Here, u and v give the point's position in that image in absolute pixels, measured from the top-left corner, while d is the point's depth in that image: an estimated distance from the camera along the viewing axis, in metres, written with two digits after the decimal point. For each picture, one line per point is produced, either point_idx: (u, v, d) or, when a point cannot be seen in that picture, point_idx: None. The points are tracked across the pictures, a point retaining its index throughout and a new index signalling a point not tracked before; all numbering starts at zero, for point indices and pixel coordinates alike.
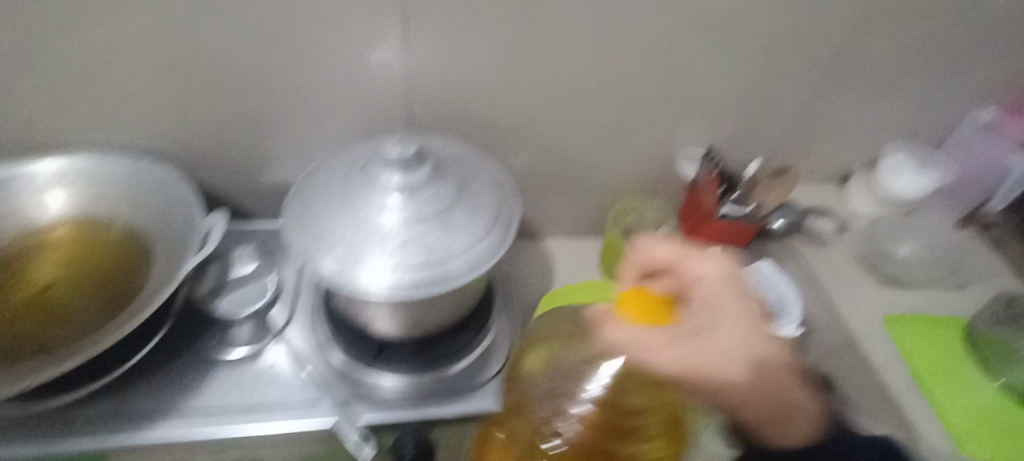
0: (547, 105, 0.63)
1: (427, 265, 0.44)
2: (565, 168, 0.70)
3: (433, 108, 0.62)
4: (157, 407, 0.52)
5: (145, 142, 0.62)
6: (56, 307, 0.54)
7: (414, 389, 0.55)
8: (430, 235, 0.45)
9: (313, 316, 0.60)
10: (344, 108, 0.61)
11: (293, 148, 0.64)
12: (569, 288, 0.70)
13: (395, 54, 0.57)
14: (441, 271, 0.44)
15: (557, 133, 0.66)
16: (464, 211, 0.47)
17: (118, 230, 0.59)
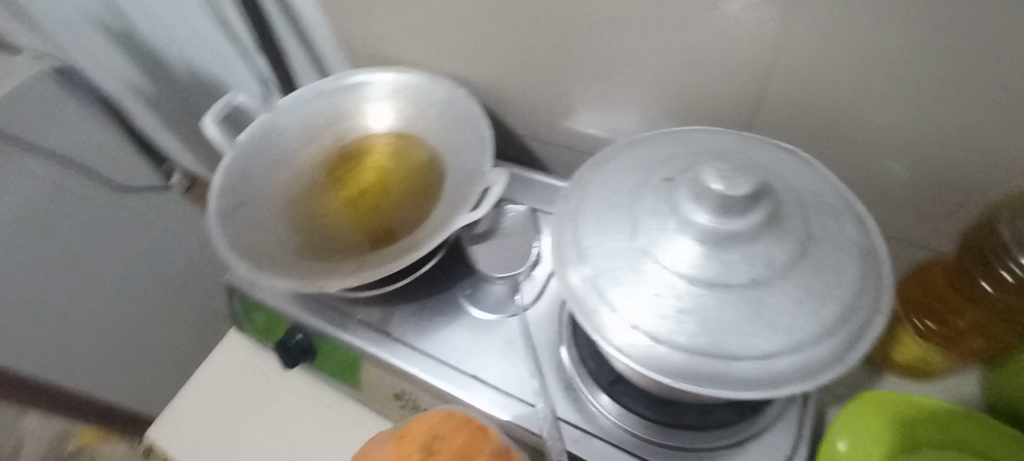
0: (977, 117, 0.41)
1: (708, 356, 0.31)
2: (942, 205, 0.47)
3: (772, 93, 0.47)
4: (406, 333, 0.53)
5: (461, 76, 0.63)
6: (369, 208, 0.60)
7: (629, 437, 0.45)
8: (728, 316, 0.31)
9: (559, 302, 0.53)
10: (655, 73, 0.51)
11: (588, 102, 0.58)
12: (907, 403, 0.47)
13: (738, 19, 0.43)
14: (722, 371, 0.31)
15: (952, 157, 0.44)
16: (790, 297, 0.31)
17: (426, 152, 0.62)
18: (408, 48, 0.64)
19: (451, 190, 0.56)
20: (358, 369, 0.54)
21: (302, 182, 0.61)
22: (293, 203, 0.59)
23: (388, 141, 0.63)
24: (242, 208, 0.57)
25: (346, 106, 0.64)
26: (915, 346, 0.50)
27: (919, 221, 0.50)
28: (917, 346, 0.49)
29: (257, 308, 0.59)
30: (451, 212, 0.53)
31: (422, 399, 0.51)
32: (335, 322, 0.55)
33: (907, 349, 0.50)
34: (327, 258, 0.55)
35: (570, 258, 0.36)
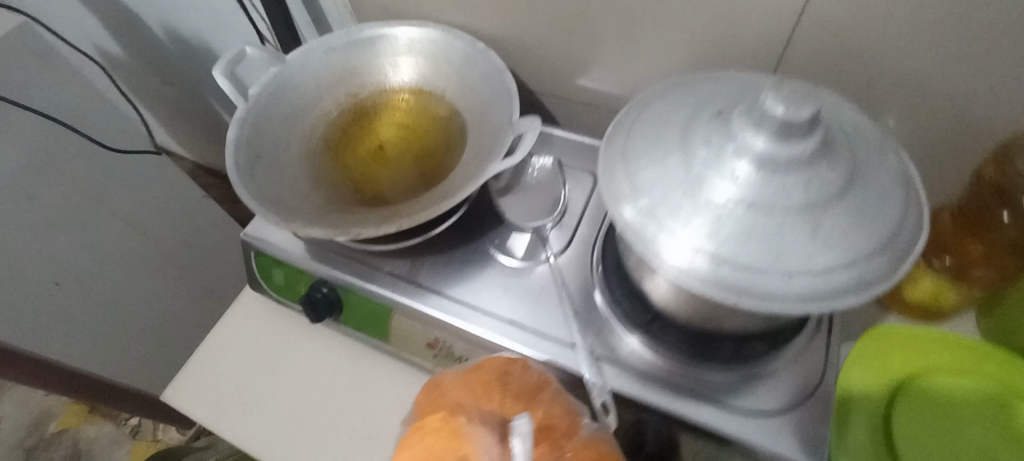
0: (989, 61, 0.43)
1: (769, 275, 0.33)
2: (953, 152, 0.50)
3: (801, 43, 0.48)
4: (435, 283, 0.53)
5: (479, 30, 0.62)
6: (391, 166, 0.59)
7: (664, 372, 0.47)
8: (787, 237, 0.33)
9: (588, 251, 0.54)
10: (683, 24, 0.51)
11: (610, 57, 0.58)
12: (912, 332, 0.51)
13: None
14: (783, 288, 0.33)
15: (968, 103, 0.46)
16: (843, 219, 0.33)
17: (445, 108, 0.61)
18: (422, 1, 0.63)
19: (478, 143, 0.56)
20: (388, 321, 0.55)
21: (320, 138, 0.60)
22: (312, 159, 0.59)
23: (402, 98, 0.62)
24: (262, 160, 0.55)
25: (356, 61, 0.62)
26: (930, 280, 0.52)
27: (931, 169, 0.52)
28: (933, 278, 0.52)
29: (276, 265, 0.58)
30: (482, 163, 0.52)
31: (455, 347, 0.52)
32: (364, 275, 0.55)
33: (922, 284, 0.53)
34: (352, 212, 0.54)
35: (623, 190, 0.37)
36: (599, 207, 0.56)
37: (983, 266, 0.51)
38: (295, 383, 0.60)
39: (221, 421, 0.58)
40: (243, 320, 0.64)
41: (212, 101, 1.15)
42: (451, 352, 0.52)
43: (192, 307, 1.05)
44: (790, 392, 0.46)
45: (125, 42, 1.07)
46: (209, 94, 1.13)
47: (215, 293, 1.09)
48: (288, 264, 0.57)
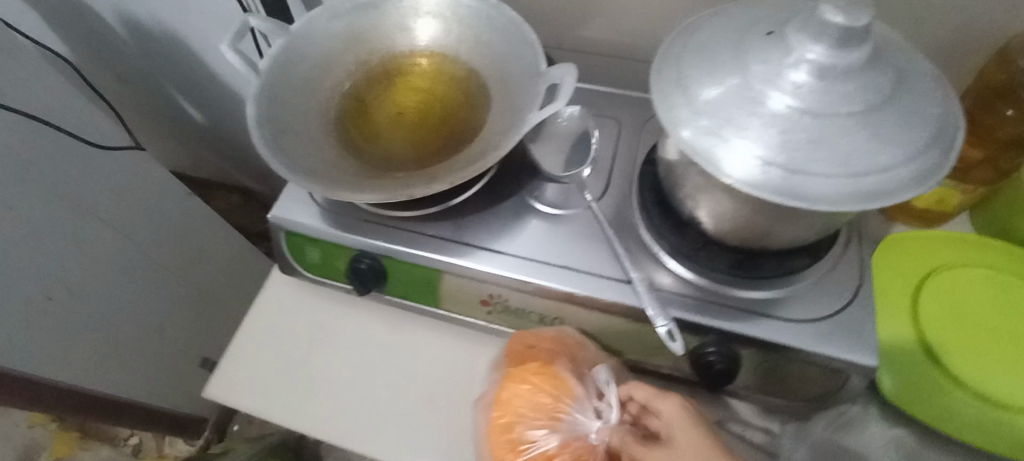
0: None
1: (841, 178, 0.35)
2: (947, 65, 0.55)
3: None
4: (480, 238, 0.54)
5: None
6: (413, 130, 0.58)
7: (717, 295, 0.49)
8: (853, 141, 0.35)
9: (626, 195, 0.56)
10: None
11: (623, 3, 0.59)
12: (925, 236, 0.56)
13: None
14: (856, 189, 0.35)
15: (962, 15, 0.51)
16: (898, 119, 0.36)
17: (461, 67, 0.60)
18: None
19: (504, 98, 0.56)
20: (437, 284, 0.55)
21: (337, 109, 0.58)
22: (333, 131, 0.57)
23: (414, 62, 0.61)
24: (286, 134, 0.54)
25: (362, 28, 0.61)
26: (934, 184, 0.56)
27: None
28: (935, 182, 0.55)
29: (311, 243, 0.57)
30: (517, 115, 0.53)
31: (509, 299, 0.53)
32: (404, 241, 0.54)
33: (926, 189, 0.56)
34: (387, 178, 0.53)
35: (684, 118, 0.39)
36: (629, 152, 0.58)
37: (986, 166, 0.54)
38: (342, 360, 0.60)
39: (271, 408, 0.57)
40: (275, 307, 0.63)
41: (177, 96, 1.09)
42: (506, 305, 0.53)
43: (190, 312, 1.01)
44: (836, 294, 0.49)
45: (78, 38, 0.99)
46: (174, 88, 1.07)
47: (210, 295, 1.05)
48: (323, 241, 0.56)
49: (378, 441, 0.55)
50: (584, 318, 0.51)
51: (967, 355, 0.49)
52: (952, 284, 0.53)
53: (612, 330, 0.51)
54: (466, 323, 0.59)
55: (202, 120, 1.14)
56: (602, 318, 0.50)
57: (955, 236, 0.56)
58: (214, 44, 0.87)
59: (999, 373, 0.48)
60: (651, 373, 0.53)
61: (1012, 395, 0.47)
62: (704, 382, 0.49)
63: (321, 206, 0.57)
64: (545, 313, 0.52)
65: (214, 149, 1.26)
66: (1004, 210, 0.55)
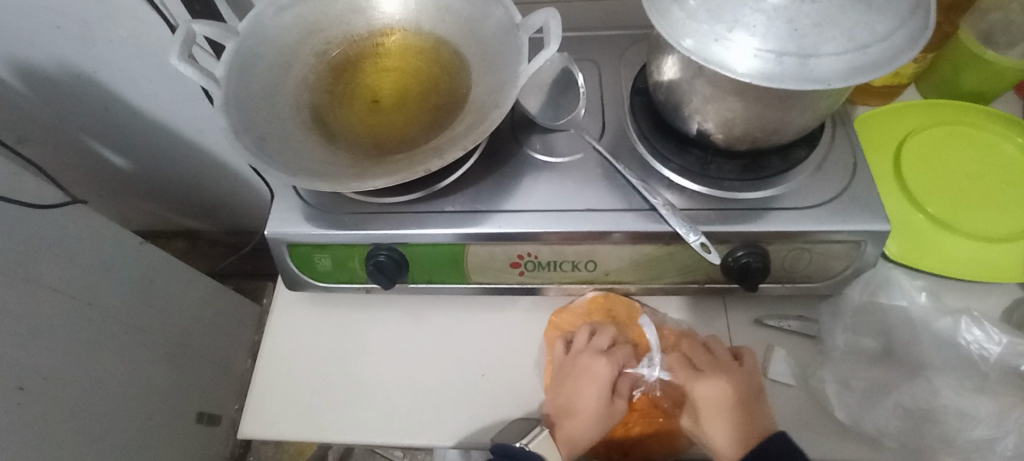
0: None
1: (850, 53, 0.38)
2: None
3: None
4: (494, 202, 0.53)
5: None
6: (393, 110, 0.56)
7: (735, 201, 0.51)
8: (853, 16, 0.38)
9: (623, 129, 0.57)
10: None
11: None
12: (890, 112, 0.61)
13: None
14: (864, 60, 0.38)
15: None
16: None
17: (429, 40, 0.60)
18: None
19: (483, 59, 0.56)
20: (463, 258, 0.53)
21: (309, 106, 0.55)
22: (314, 128, 0.54)
23: (377, 43, 0.60)
24: (268, 140, 0.50)
25: (314, 17, 0.59)
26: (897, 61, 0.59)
27: None
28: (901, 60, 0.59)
29: (320, 250, 0.54)
30: (505, 72, 0.53)
31: (538, 254, 0.52)
32: (417, 222, 0.52)
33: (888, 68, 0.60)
34: (388, 160, 0.51)
35: (690, 30, 0.40)
36: (614, 90, 0.59)
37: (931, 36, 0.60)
38: (379, 361, 0.57)
39: (324, 426, 0.54)
40: (292, 329, 0.59)
41: (94, 144, 0.99)
42: (538, 262, 0.53)
43: (172, 369, 0.94)
44: (839, 175, 0.52)
45: None
46: (88, 136, 0.97)
47: (188, 346, 0.98)
48: (332, 244, 0.53)
49: (445, 426, 0.54)
50: (616, 254, 0.52)
51: (953, 204, 0.55)
52: (923, 146, 0.59)
53: (645, 259, 0.52)
54: (495, 293, 0.58)
55: (127, 166, 1.04)
56: (635, 250, 0.51)
57: (915, 105, 0.62)
58: (134, 75, 0.80)
59: (985, 212, 0.54)
60: (688, 289, 0.55)
61: (1002, 228, 0.53)
62: (744, 284, 0.51)
63: (319, 208, 0.54)
64: (578, 260, 0.52)
65: (145, 195, 1.16)
66: (949, 72, 0.62)
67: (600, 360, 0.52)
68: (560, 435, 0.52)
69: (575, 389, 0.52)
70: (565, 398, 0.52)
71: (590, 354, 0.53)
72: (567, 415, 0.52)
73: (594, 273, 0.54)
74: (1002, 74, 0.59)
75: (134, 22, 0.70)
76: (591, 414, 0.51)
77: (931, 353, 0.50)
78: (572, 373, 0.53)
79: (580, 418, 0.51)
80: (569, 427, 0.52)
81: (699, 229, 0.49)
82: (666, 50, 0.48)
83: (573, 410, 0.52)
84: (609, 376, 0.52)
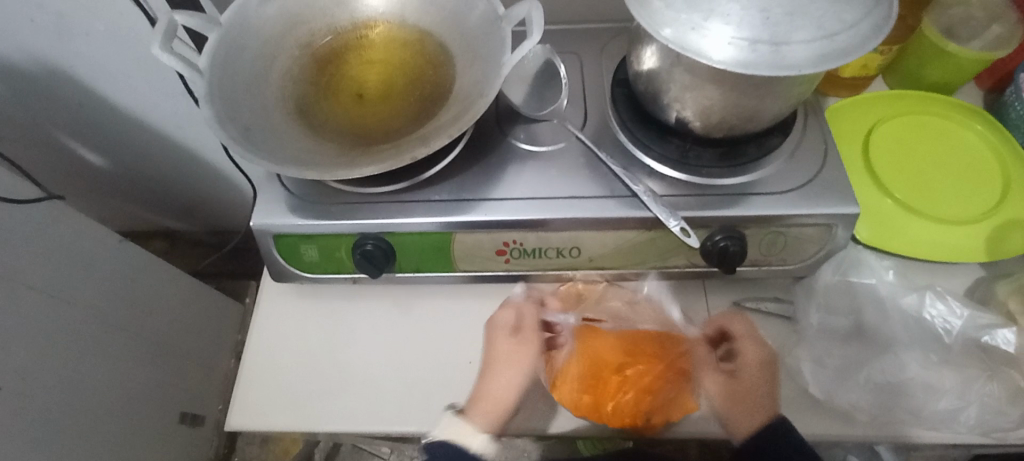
0: None
1: (819, 41, 0.40)
2: None
3: None
4: (480, 190, 0.54)
5: None
6: (378, 101, 0.57)
7: (713, 186, 0.53)
8: (821, 6, 0.40)
9: (605, 119, 0.58)
10: None
11: None
12: (859, 102, 0.64)
13: None
14: (833, 47, 0.40)
15: None
16: None
17: (413, 32, 0.60)
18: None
19: (467, 51, 0.57)
20: (450, 246, 0.54)
21: (294, 97, 0.56)
22: (299, 119, 0.54)
23: (361, 37, 0.61)
24: (252, 130, 0.51)
25: (298, 9, 0.60)
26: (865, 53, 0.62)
27: None
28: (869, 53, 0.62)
29: (306, 241, 0.55)
30: (489, 62, 0.54)
31: (524, 241, 0.53)
32: (405, 211, 0.53)
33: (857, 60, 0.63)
34: (374, 150, 0.52)
35: (669, 20, 0.42)
36: (595, 81, 0.61)
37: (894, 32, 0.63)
38: (368, 350, 0.58)
39: (310, 416, 0.54)
40: (279, 322, 0.59)
41: (68, 140, 0.96)
42: (524, 249, 0.54)
43: (153, 368, 0.92)
44: (812, 162, 0.54)
45: None
46: (63, 133, 0.95)
47: (170, 345, 0.96)
48: (319, 234, 0.54)
49: (435, 413, 0.54)
50: (600, 239, 0.53)
51: (918, 189, 0.57)
52: (891, 135, 0.61)
53: (628, 244, 0.53)
54: (482, 281, 0.59)
55: (103, 164, 1.02)
56: (618, 235, 0.52)
57: (882, 96, 0.64)
58: (111, 70, 0.79)
59: (950, 197, 0.57)
60: (670, 274, 0.56)
61: (964, 211, 0.56)
62: (723, 267, 0.52)
63: (305, 199, 0.54)
64: (563, 246, 0.54)
65: (123, 194, 1.14)
66: (913, 64, 0.65)
67: (512, 311, 0.55)
68: (478, 401, 0.51)
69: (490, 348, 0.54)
70: (490, 361, 0.53)
71: (513, 307, 0.55)
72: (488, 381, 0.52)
73: (579, 260, 0.55)
74: (961, 65, 0.62)
75: (112, 15, 0.70)
76: (509, 372, 0.52)
77: (900, 330, 0.52)
78: (489, 333, 0.55)
79: (501, 377, 0.52)
80: (489, 389, 0.52)
81: (679, 214, 0.51)
82: (645, 41, 0.49)
83: (496, 371, 0.52)
84: (514, 323, 0.54)
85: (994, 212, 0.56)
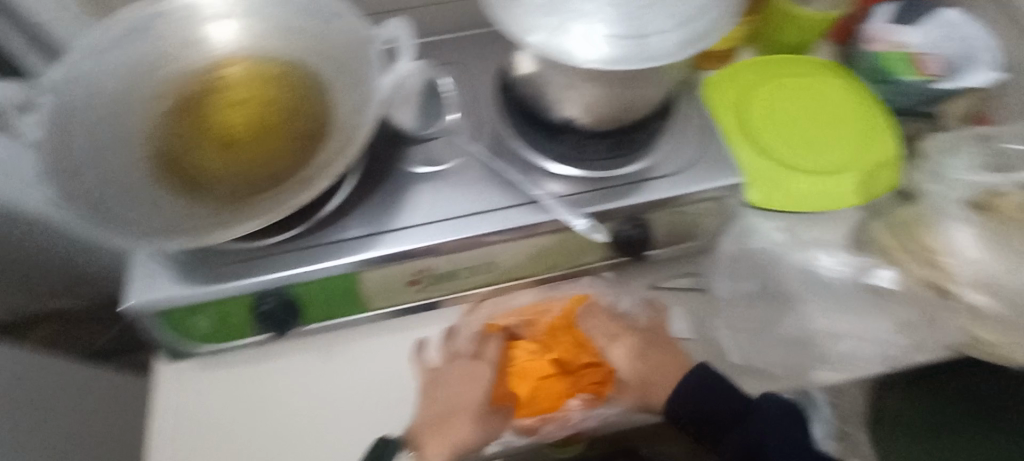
0: None
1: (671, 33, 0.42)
2: None
3: None
4: (381, 224, 0.51)
5: None
6: (249, 146, 0.53)
7: (609, 180, 0.53)
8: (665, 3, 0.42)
9: (495, 128, 0.57)
10: None
11: None
12: (732, 71, 0.67)
13: None
14: (685, 36, 0.42)
15: None
16: None
17: (279, 61, 0.56)
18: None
19: (340, 78, 0.54)
20: (357, 287, 0.51)
21: (153, 160, 0.51)
22: (162, 181, 0.50)
23: (219, 75, 0.55)
24: (106, 211, 0.46)
25: (143, 57, 0.54)
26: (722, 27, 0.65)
27: None
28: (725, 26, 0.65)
29: (196, 312, 0.50)
30: (362, 88, 0.51)
31: (435, 267, 0.52)
32: (301, 260, 0.49)
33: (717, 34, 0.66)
34: (254, 204, 0.48)
35: (531, 30, 0.42)
36: (479, 90, 0.60)
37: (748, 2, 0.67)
38: (290, 412, 0.54)
39: None
40: (185, 400, 0.54)
41: None
42: (435, 275, 0.52)
43: None
44: (696, 140, 0.56)
45: None
46: None
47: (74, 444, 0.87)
48: (209, 303, 0.49)
49: None
50: (509, 251, 0.52)
51: (790, 149, 0.61)
52: (766, 99, 0.65)
53: (539, 251, 0.53)
54: (400, 313, 0.57)
55: None
56: (526, 245, 0.52)
57: (752, 62, 0.68)
58: None
59: (819, 151, 0.61)
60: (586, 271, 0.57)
61: (834, 161, 0.60)
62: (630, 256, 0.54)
63: (184, 267, 0.49)
64: (474, 265, 0.52)
65: None
66: (771, 29, 0.69)
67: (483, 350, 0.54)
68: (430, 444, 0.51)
69: (456, 386, 0.53)
70: (441, 401, 0.52)
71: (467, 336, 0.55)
72: (439, 425, 0.52)
73: (493, 275, 0.54)
74: (812, 26, 0.67)
75: None
76: (465, 415, 0.52)
77: (798, 284, 0.56)
78: (451, 372, 0.54)
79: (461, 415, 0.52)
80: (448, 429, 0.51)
81: (581, 213, 0.51)
82: None
83: (456, 411, 0.52)
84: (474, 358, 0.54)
85: (860, 157, 0.61)
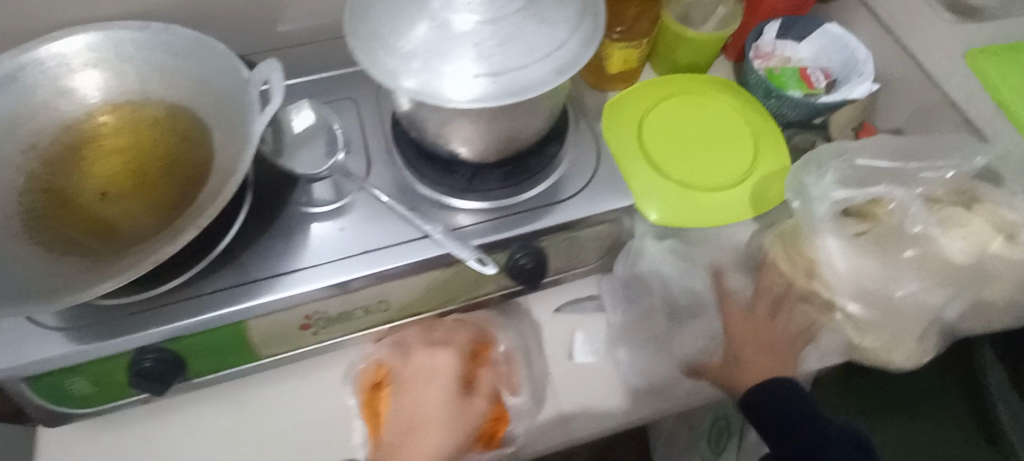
0: None
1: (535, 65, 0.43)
2: None
3: None
4: (267, 270, 0.50)
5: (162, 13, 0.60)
6: (127, 196, 0.51)
7: (502, 210, 0.54)
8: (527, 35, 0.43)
9: (391, 162, 0.57)
10: None
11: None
12: (630, 92, 0.69)
13: None
14: (549, 66, 0.43)
15: None
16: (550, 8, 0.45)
17: (159, 107, 0.55)
18: (64, 4, 0.56)
19: (221, 120, 0.53)
20: (247, 335, 0.50)
21: (19, 215, 0.48)
22: (26, 239, 0.47)
23: (96, 124, 0.54)
24: None
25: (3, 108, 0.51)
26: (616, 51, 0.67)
27: None
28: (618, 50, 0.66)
29: (71, 374, 0.47)
30: (240, 131, 0.50)
31: (327, 309, 0.51)
32: (180, 313, 0.47)
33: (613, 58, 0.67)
34: (122, 257, 0.46)
35: (398, 72, 0.42)
36: (375, 124, 0.59)
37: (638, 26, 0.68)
38: None
39: None
40: None
41: None
42: (328, 317, 0.51)
43: None
44: (588, 163, 0.57)
45: None
46: None
47: None
48: (84, 364, 0.47)
49: None
50: (403, 288, 0.52)
51: (684, 166, 0.63)
52: (661, 119, 0.66)
53: (434, 284, 0.53)
54: (301, 356, 0.55)
55: None
56: (420, 280, 0.52)
57: (649, 82, 0.70)
58: None
59: (712, 166, 0.63)
60: (490, 300, 0.57)
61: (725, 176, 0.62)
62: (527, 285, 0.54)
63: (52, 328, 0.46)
64: (369, 304, 0.52)
65: None
66: (667, 50, 0.72)
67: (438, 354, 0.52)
68: None
69: (421, 393, 0.51)
70: (409, 412, 0.51)
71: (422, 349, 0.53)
72: (406, 443, 0.49)
73: (391, 312, 0.53)
74: (703, 45, 0.69)
75: None
76: (429, 432, 0.49)
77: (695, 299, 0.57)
78: (415, 376, 0.52)
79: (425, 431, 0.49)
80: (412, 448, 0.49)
81: (472, 245, 0.51)
82: None
83: (427, 422, 0.50)
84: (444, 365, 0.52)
85: (751, 171, 0.63)
